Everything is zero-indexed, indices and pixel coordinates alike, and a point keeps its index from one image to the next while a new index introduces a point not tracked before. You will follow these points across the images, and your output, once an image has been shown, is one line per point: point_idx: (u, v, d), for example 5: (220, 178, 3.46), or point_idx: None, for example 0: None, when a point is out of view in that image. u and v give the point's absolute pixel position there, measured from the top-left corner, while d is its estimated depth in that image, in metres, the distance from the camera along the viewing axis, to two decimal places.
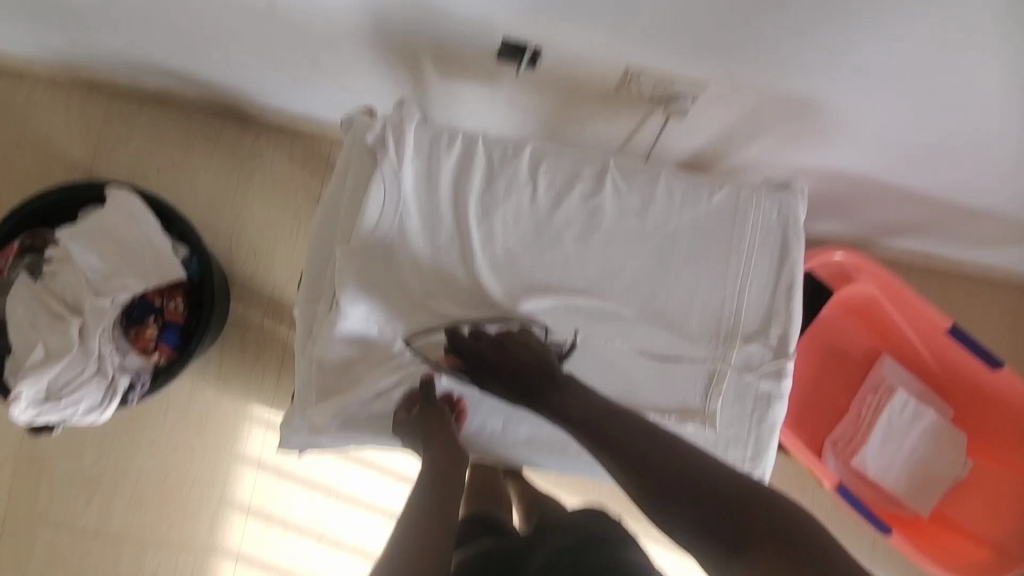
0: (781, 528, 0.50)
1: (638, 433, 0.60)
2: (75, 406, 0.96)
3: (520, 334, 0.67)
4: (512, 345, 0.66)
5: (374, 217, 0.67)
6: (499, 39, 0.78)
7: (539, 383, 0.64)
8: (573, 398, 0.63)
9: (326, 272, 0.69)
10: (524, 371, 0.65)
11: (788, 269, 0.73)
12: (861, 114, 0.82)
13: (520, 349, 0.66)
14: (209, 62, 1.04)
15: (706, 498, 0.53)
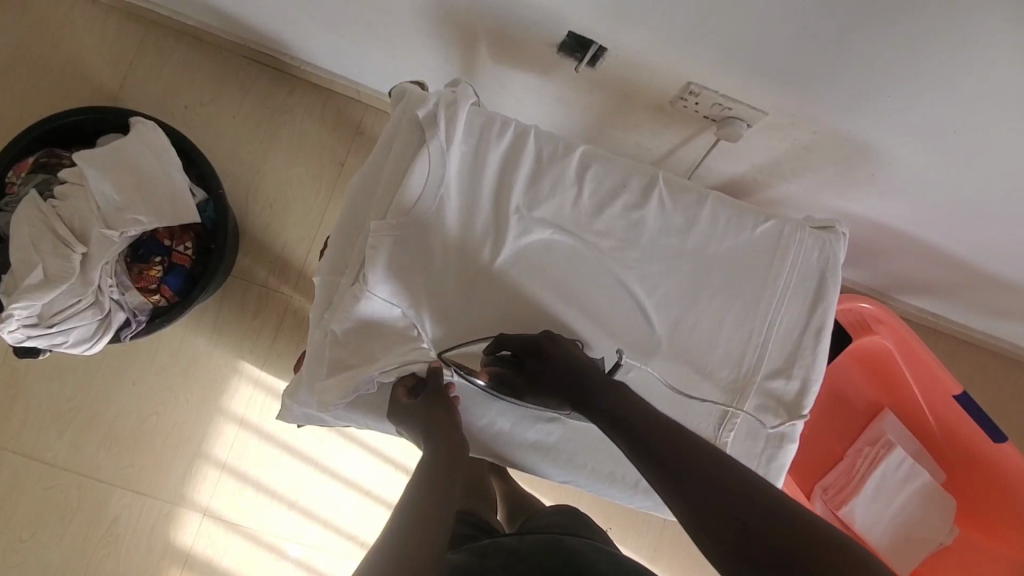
0: (798, 552, 0.42)
1: (673, 436, 0.54)
2: (66, 335, 0.93)
3: (555, 341, 0.64)
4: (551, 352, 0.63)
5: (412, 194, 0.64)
6: (565, 31, 0.75)
7: (585, 383, 0.61)
8: (620, 400, 0.59)
9: (352, 242, 0.66)
10: (569, 374, 0.62)
11: (820, 313, 0.71)
12: (918, 168, 0.80)
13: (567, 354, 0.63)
14: (257, 5, 1.00)
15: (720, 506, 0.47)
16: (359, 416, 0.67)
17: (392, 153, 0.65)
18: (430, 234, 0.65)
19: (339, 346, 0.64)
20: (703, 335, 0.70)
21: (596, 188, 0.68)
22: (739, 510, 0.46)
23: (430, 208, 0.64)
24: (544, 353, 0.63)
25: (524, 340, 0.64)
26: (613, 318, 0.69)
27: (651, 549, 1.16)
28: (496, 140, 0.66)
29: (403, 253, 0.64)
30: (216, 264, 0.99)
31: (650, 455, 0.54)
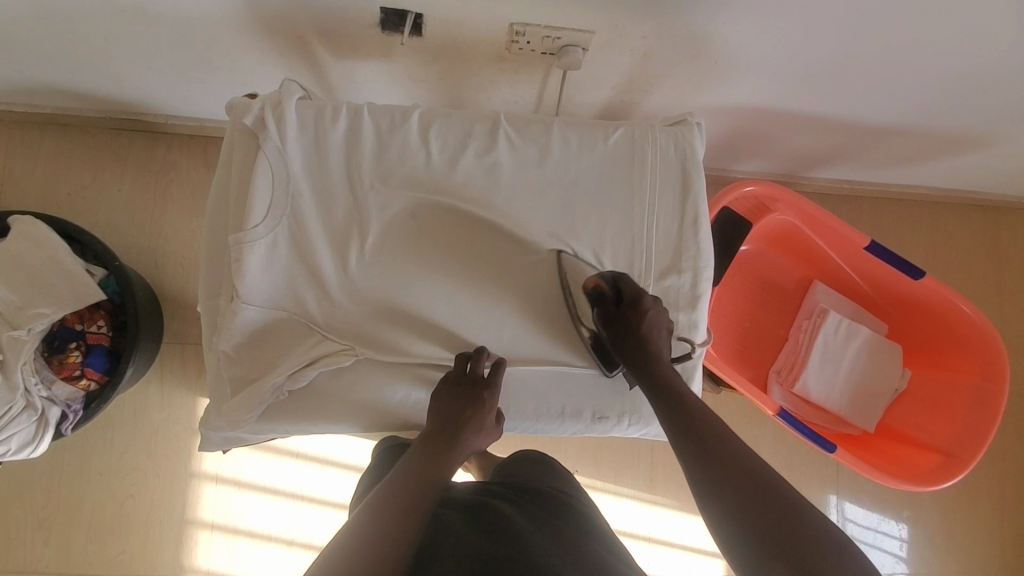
0: (789, 530, 0.50)
1: (714, 427, 0.59)
2: (7, 444, 0.93)
3: (658, 304, 0.67)
4: (652, 313, 0.66)
5: (266, 198, 0.65)
6: (377, 7, 0.75)
7: (654, 360, 0.65)
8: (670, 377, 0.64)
9: (223, 265, 0.66)
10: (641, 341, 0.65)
11: (692, 201, 0.73)
12: (753, 44, 0.82)
13: (658, 325, 0.66)
14: (97, 74, 0.99)
15: (752, 500, 0.52)
16: (281, 429, 0.67)
17: (235, 169, 0.66)
18: (294, 235, 0.66)
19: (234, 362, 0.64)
20: (588, 256, 0.71)
21: (443, 146, 0.69)
22: (762, 503, 0.52)
23: (287, 209, 0.65)
24: (637, 309, 0.66)
25: (630, 294, 0.66)
26: (498, 262, 0.70)
27: (644, 481, 1.18)
28: (332, 128, 0.67)
29: (274, 259, 0.65)
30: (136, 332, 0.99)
31: (680, 423, 0.61)
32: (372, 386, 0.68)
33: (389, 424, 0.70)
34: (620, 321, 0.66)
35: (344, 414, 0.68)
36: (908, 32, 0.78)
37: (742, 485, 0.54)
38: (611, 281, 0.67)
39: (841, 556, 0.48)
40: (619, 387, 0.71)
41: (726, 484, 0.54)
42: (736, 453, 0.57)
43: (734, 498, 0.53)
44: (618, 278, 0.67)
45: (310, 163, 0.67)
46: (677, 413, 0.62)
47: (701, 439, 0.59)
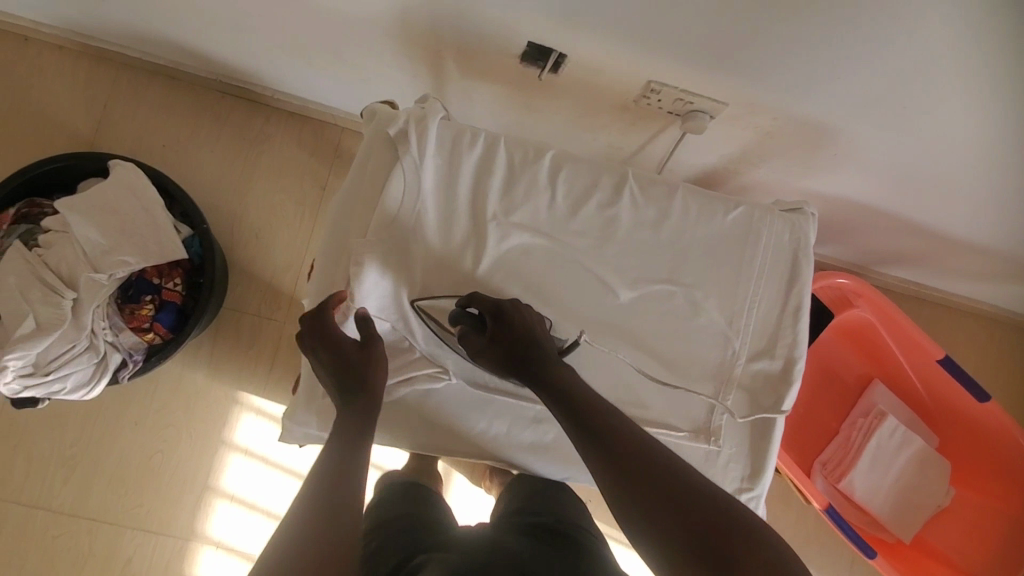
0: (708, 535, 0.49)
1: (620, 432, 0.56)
2: (64, 381, 0.94)
3: (519, 305, 0.65)
4: (515, 315, 0.64)
5: (392, 208, 0.66)
6: (524, 41, 0.77)
7: (541, 360, 0.62)
8: (569, 384, 0.61)
9: (338, 265, 0.67)
10: (527, 349, 0.63)
11: (797, 291, 0.73)
12: (877, 145, 0.82)
13: (531, 323, 0.65)
14: (223, 40, 1.01)
15: (672, 500, 0.51)
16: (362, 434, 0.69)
17: (368, 175, 0.68)
18: (411, 249, 0.67)
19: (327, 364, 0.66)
20: (686, 325, 0.72)
21: (569, 191, 0.70)
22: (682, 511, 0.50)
23: (409, 223, 0.66)
24: (501, 322, 0.63)
25: (490, 301, 0.64)
26: (597, 314, 0.71)
27: None
28: (468, 153, 0.68)
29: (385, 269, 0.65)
30: (209, 298, 1.01)
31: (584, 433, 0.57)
32: (454, 411, 0.68)
33: (460, 452, 0.69)
34: (494, 323, 0.63)
35: (422, 433, 0.68)
36: None
37: (654, 486, 0.52)
38: (462, 300, 0.65)
39: (764, 553, 0.48)
40: (692, 461, 0.71)
41: (640, 485, 0.53)
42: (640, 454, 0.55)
43: (652, 500, 0.52)
44: (470, 296, 0.65)
45: (440, 182, 0.68)
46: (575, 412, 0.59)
47: (606, 437, 0.56)
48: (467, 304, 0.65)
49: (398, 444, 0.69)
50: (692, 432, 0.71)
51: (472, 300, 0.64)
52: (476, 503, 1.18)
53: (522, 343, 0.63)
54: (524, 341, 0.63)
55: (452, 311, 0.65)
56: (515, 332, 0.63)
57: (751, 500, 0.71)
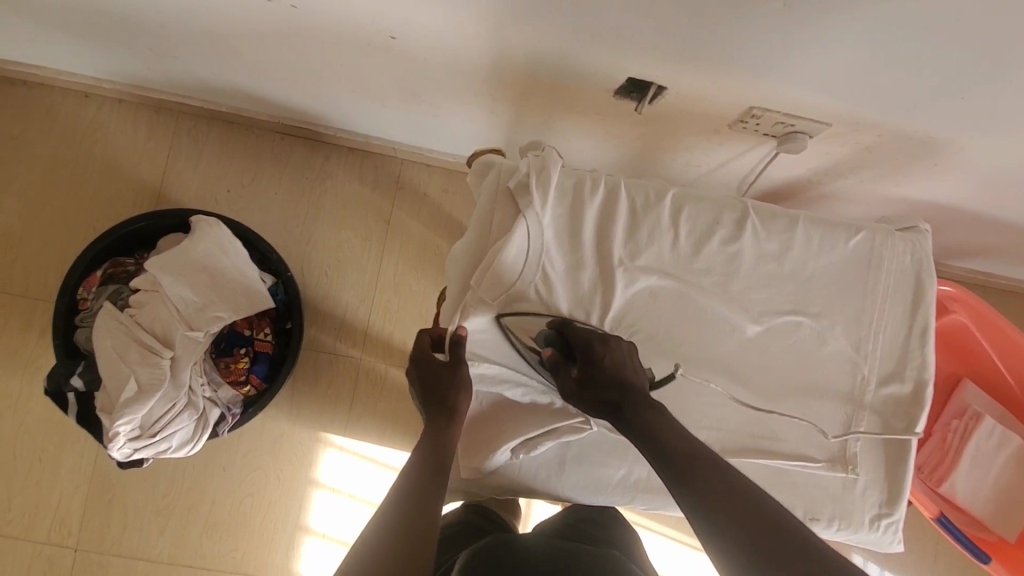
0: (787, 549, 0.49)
1: (696, 454, 0.57)
2: (169, 440, 0.95)
3: (611, 343, 0.64)
4: (606, 354, 0.63)
5: (519, 264, 0.66)
6: (625, 76, 0.77)
7: (633, 396, 0.62)
8: (655, 415, 0.61)
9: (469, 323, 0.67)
10: (616, 380, 0.62)
11: (922, 312, 0.72)
12: (980, 153, 0.82)
13: (622, 361, 0.64)
14: (295, 86, 1.01)
15: (749, 528, 0.50)
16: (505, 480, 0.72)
17: (493, 229, 0.67)
18: (541, 300, 0.67)
19: (470, 433, 0.72)
20: (815, 356, 0.71)
21: (691, 229, 0.70)
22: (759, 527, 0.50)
23: (539, 275, 0.66)
24: (592, 353, 0.63)
25: (581, 334, 0.64)
26: (725, 351, 0.71)
27: None
28: (590, 200, 0.68)
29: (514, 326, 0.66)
30: (297, 344, 1.01)
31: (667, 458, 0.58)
32: (599, 457, 0.71)
33: (607, 497, 0.72)
34: (582, 356, 0.63)
35: (569, 481, 0.71)
36: None
37: (715, 492, 0.53)
38: (553, 326, 0.65)
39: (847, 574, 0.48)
40: (829, 491, 0.71)
41: (719, 513, 0.52)
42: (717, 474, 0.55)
43: (721, 521, 0.52)
44: (561, 324, 0.65)
45: (563, 231, 0.68)
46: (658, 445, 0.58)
47: (685, 466, 0.56)
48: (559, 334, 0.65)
49: (544, 493, 0.71)
50: (829, 461, 0.71)
51: (565, 331, 0.64)
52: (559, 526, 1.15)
53: (610, 380, 0.62)
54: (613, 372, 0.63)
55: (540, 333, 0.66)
56: (604, 368, 0.63)
57: (890, 525, 0.72)
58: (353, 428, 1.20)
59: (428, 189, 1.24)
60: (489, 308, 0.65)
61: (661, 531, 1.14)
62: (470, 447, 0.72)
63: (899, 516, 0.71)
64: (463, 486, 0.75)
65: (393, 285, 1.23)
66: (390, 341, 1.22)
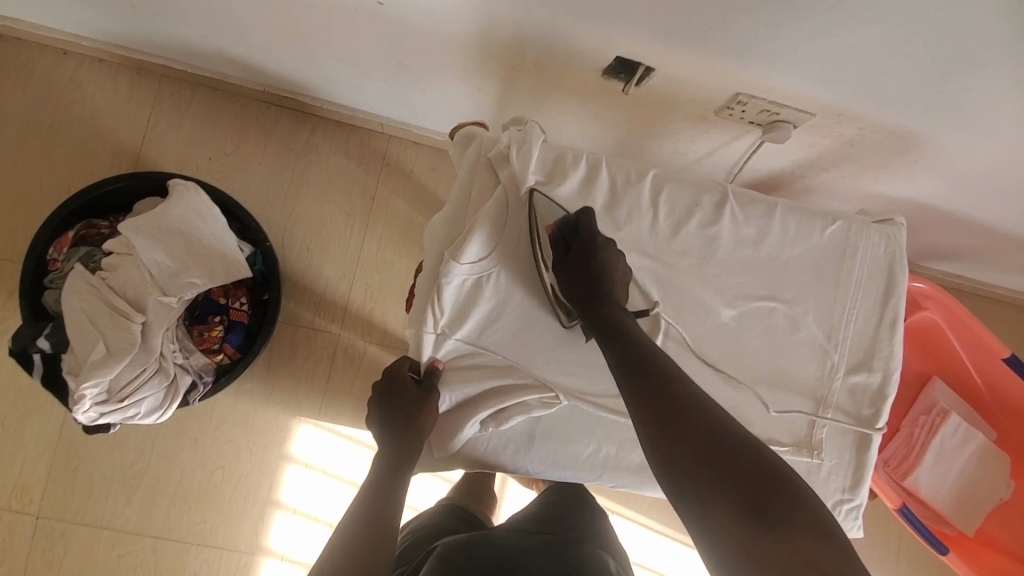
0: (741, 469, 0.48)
1: (663, 367, 0.57)
2: (137, 406, 0.93)
3: (611, 249, 0.66)
4: (601, 254, 0.65)
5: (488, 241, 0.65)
6: (613, 55, 0.77)
7: (606, 301, 0.64)
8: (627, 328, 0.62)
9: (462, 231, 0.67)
10: (601, 283, 0.64)
11: (892, 303, 0.73)
12: (959, 151, 0.83)
13: (611, 264, 0.65)
14: (281, 52, 0.99)
15: (692, 438, 0.51)
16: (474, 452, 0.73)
17: (472, 201, 0.67)
18: (518, 274, 0.67)
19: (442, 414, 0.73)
20: (786, 341, 0.72)
21: (671, 210, 0.70)
22: (718, 448, 0.50)
23: (519, 248, 0.66)
24: (589, 252, 0.65)
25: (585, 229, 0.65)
26: (698, 333, 0.71)
27: None
28: (571, 174, 0.68)
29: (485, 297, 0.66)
30: (273, 314, 1.00)
31: (631, 368, 0.58)
32: (568, 434, 0.71)
33: (576, 473, 0.73)
34: (582, 245, 0.65)
35: (536, 458, 0.72)
36: None
37: (675, 404, 0.54)
38: (574, 214, 0.66)
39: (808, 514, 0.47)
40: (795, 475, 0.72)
41: (674, 425, 0.52)
42: (684, 392, 0.55)
43: (673, 430, 0.52)
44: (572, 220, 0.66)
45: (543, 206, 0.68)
46: (621, 344, 0.61)
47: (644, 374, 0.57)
48: (565, 229, 0.66)
49: (511, 468, 0.73)
50: (795, 446, 0.72)
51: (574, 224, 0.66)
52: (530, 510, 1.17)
53: (592, 273, 0.64)
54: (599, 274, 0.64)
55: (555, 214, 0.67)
56: (595, 264, 0.64)
57: (851, 510, 0.73)
58: (328, 404, 1.19)
59: (414, 167, 1.23)
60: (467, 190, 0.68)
61: (631, 518, 1.15)
62: (441, 427, 0.73)
63: (860, 502, 0.72)
64: (432, 459, 0.76)
65: (374, 262, 1.22)
66: (369, 319, 1.21)
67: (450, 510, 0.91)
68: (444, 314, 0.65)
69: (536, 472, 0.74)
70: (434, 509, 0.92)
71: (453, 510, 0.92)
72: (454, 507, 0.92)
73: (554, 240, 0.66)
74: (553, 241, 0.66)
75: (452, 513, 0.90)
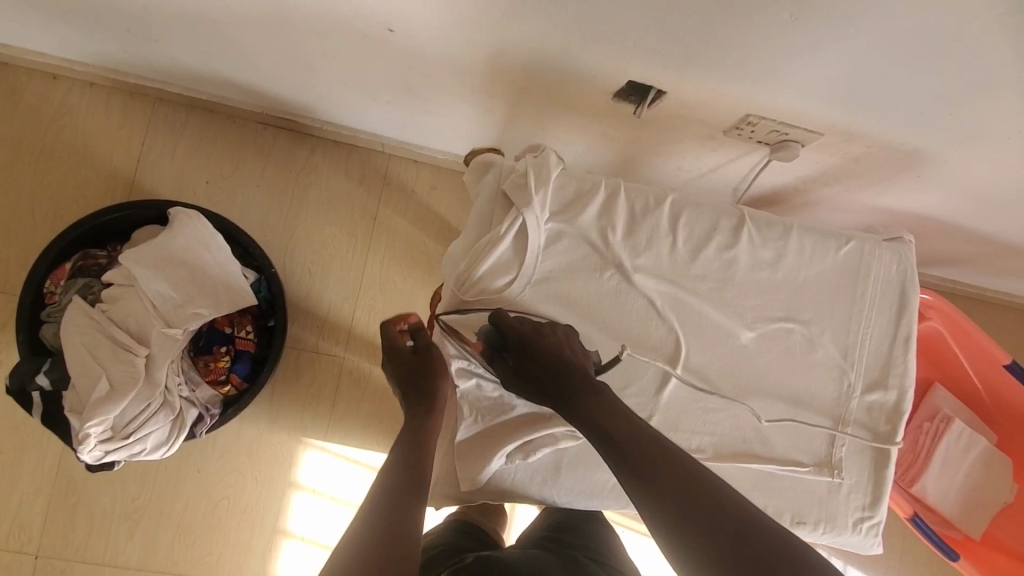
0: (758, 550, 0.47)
1: (652, 447, 0.55)
2: (143, 442, 0.91)
3: (546, 332, 0.63)
4: (538, 342, 0.62)
5: (498, 259, 0.66)
6: (624, 79, 0.77)
7: (568, 384, 0.60)
8: (600, 405, 0.59)
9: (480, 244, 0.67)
10: (556, 371, 0.61)
11: (906, 320, 0.74)
12: (961, 167, 0.84)
13: (555, 346, 0.62)
14: (283, 77, 0.97)
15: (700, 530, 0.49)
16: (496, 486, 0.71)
17: (492, 230, 0.67)
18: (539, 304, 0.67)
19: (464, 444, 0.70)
20: (805, 361, 0.73)
21: (689, 235, 0.70)
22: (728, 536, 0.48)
23: (535, 260, 0.67)
24: (528, 344, 0.62)
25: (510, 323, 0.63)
26: (719, 356, 0.71)
27: None
28: (590, 201, 0.68)
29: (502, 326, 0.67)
30: (280, 342, 0.98)
31: (622, 458, 0.56)
32: (594, 461, 0.71)
33: (601, 502, 0.72)
34: (517, 344, 0.62)
35: (564, 486, 0.71)
36: None
37: (674, 492, 0.52)
38: (493, 321, 0.64)
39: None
40: (817, 494, 0.72)
41: (679, 519, 0.50)
42: (679, 472, 0.53)
43: (681, 524, 0.50)
44: (497, 315, 0.64)
45: (563, 233, 0.68)
46: (598, 431, 0.58)
47: (632, 453, 0.55)
48: (495, 326, 0.63)
49: (538, 499, 0.71)
50: (815, 465, 0.72)
51: (498, 321, 0.63)
52: None
53: (539, 367, 0.61)
54: (546, 363, 0.62)
55: (481, 326, 0.66)
56: (539, 354, 0.62)
57: (872, 528, 0.73)
58: (333, 428, 1.18)
59: (415, 186, 1.22)
60: (490, 188, 0.68)
61: (643, 532, 1.15)
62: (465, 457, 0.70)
63: (881, 519, 0.73)
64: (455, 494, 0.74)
65: (377, 282, 1.21)
66: (374, 340, 1.20)
67: (461, 527, 0.90)
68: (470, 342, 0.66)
69: (561, 502, 0.72)
70: (438, 530, 0.89)
71: (462, 525, 0.90)
72: (465, 520, 0.91)
73: (487, 349, 0.64)
74: (488, 352, 0.64)
75: (463, 529, 0.89)
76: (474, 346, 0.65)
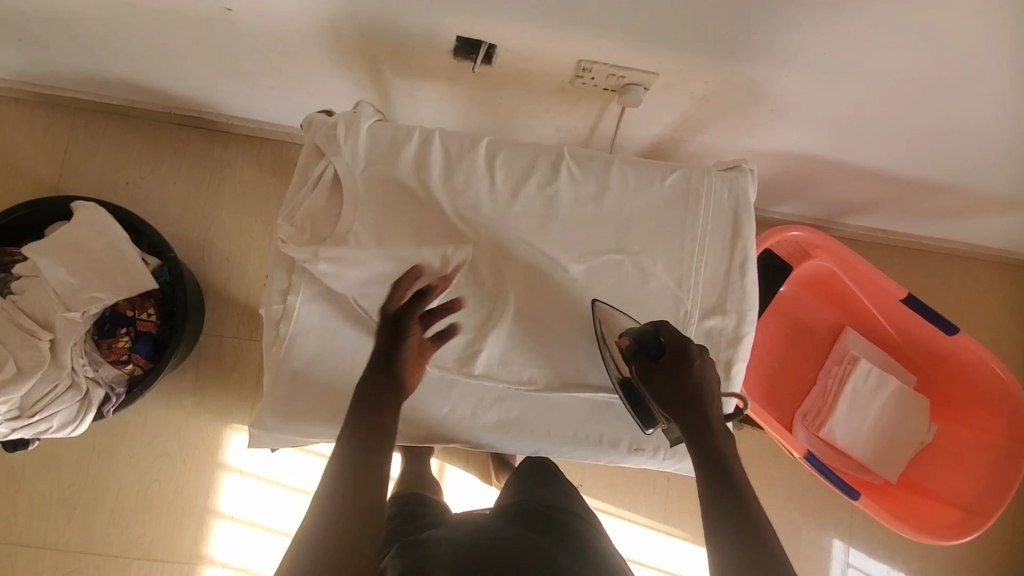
0: None
1: (742, 488, 0.60)
2: (49, 421, 0.97)
3: (704, 354, 0.66)
4: (696, 359, 0.65)
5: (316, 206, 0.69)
6: (453, 36, 0.80)
7: (700, 406, 0.63)
8: (715, 435, 0.63)
9: (299, 195, 0.70)
10: (692, 391, 0.64)
11: (741, 246, 0.75)
12: (805, 96, 0.85)
13: (708, 374, 0.65)
14: (170, 72, 1.04)
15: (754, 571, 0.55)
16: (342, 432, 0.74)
17: (308, 182, 0.70)
18: (363, 243, 0.69)
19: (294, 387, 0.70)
20: (638, 293, 0.73)
21: (507, 174, 0.72)
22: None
23: (352, 207, 0.70)
24: (682, 357, 0.65)
25: (679, 340, 0.65)
26: (550, 291, 0.72)
27: (658, 513, 1.21)
28: (404, 149, 0.71)
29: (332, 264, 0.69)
30: (179, 325, 1.03)
31: (712, 483, 0.61)
32: (420, 396, 0.71)
33: (434, 437, 0.73)
34: (673, 352, 0.65)
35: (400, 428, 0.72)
36: (967, 95, 0.80)
37: (747, 530, 0.57)
38: (654, 325, 0.67)
39: None
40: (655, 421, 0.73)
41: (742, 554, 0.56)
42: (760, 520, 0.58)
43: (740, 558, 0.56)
44: (663, 328, 0.67)
45: (380, 181, 0.71)
46: (703, 455, 0.62)
47: (722, 485, 0.60)
48: (662, 335, 0.66)
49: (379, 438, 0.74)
50: None
51: (666, 331, 0.66)
52: (477, 493, 1.17)
53: (682, 384, 0.64)
54: (690, 381, 0.64)
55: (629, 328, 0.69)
56: (692, 373, 0.64)
57: None
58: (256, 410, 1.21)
59: None
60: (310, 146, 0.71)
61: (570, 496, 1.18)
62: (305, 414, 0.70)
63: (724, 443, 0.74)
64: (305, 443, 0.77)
65: None
66: None
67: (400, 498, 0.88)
68: (290, 291, 0.69)
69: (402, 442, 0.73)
70: (386, 507, 0.87)
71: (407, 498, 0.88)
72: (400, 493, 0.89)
73: (632, 349, 0.67)
74: (632, 348, 0.67)
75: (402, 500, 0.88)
76: (626, 341, 0.67)
